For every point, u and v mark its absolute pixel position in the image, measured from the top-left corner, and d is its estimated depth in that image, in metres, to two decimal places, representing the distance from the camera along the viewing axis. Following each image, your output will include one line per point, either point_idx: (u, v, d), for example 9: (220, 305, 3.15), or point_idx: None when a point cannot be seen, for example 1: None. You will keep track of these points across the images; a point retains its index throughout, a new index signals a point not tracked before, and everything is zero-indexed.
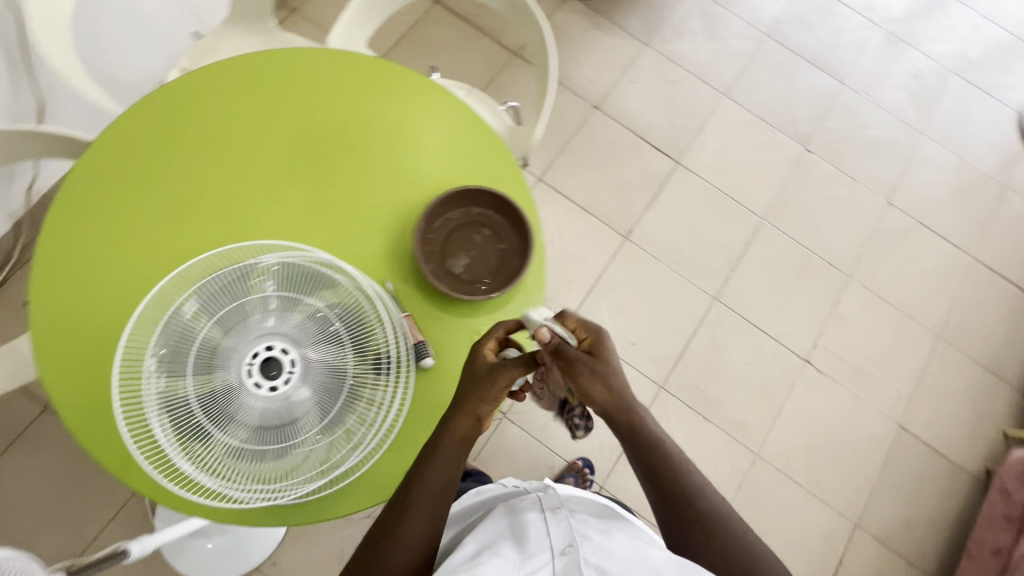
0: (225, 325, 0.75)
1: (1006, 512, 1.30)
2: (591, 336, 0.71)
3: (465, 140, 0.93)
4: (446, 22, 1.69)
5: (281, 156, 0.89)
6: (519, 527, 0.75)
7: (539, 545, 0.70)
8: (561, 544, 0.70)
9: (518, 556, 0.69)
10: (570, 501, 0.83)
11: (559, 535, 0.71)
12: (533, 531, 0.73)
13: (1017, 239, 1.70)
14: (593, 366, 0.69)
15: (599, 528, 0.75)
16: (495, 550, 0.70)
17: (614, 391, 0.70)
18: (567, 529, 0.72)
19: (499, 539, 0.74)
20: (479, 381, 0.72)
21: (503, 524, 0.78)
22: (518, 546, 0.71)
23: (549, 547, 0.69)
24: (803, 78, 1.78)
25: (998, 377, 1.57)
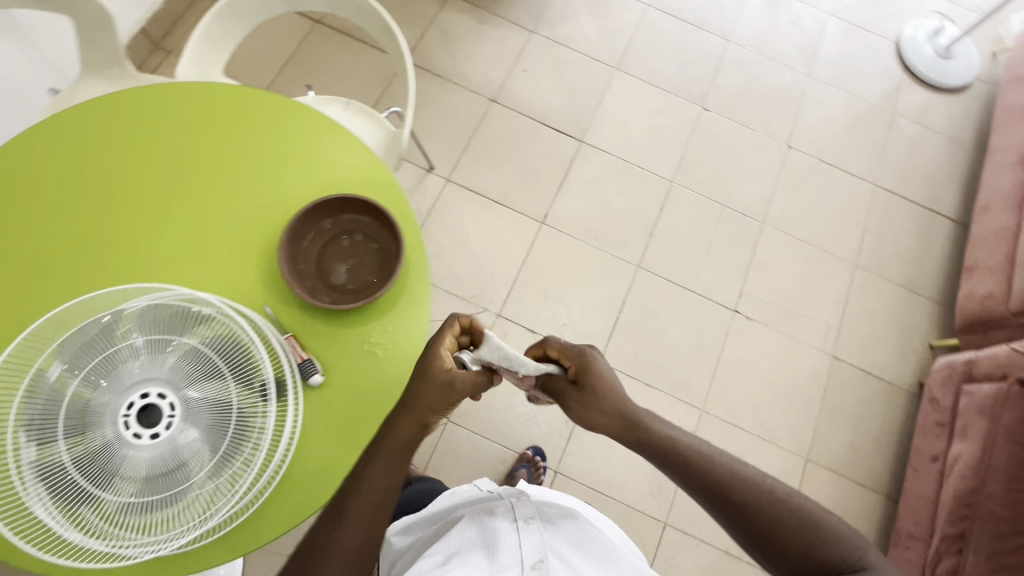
0: (92, 381, 0.71)
1: (938, 418, 1.35)
2: (577, 363, 0.76)
3: (328, 149, 0.91)
4: (328, 40, 1.67)
5: (138, 198, 0.85)
6: (491, 535, 0.70)
7: (510, 557, 0.66)
8: (532, 559, 0.66)
9: (490, 566, 0.65)
10: (545, 501, 0.79)
11: (529, 549, 0.67)
12: (504, 541, 0.69)
13: (914, 160, 1.78)
14: (586, 392, 0.75)
15: (571, 538, 0.71)
16: (467, 559, 0.66)
17: (614, 408, 0.75)
18: (538, 543, 0.68)
19: (471, 546, 0.69)
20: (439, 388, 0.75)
21: (475, 526, 0.73)
22: (490, 556, 0.67)
23: (519, 562, 0.65)
24: (689, 41, 1.83)
25: (918, 296, 1.63)
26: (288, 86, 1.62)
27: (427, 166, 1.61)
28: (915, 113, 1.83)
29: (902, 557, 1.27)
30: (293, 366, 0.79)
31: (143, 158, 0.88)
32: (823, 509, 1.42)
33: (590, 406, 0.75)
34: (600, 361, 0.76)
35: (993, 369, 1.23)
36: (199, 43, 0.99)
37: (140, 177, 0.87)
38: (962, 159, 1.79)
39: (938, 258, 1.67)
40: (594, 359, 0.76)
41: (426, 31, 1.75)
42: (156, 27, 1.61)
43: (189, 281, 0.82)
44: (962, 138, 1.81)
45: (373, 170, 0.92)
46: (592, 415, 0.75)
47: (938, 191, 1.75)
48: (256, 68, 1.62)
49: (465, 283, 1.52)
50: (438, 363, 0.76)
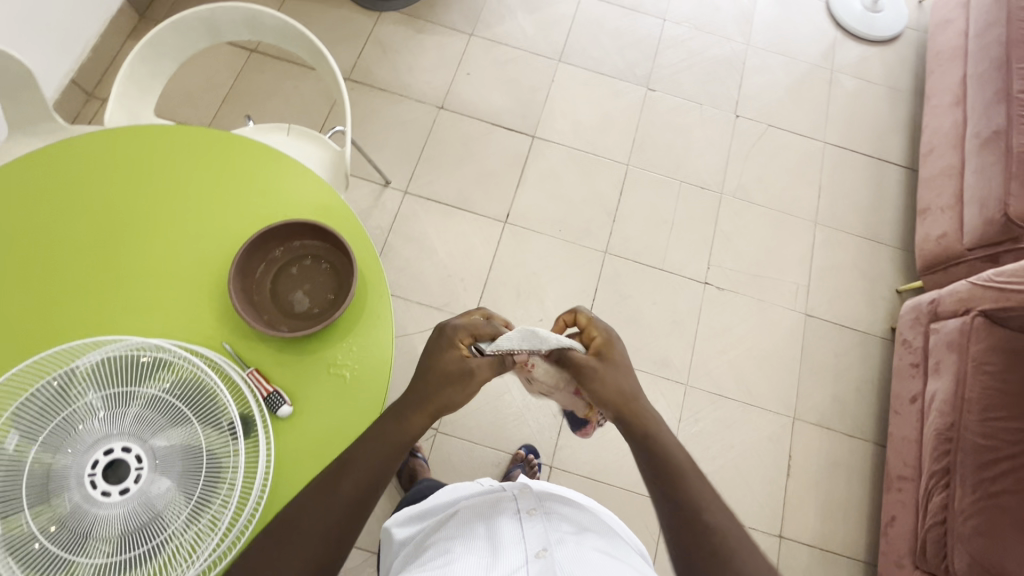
0: (51, 446, 0.68)
1: (912, 360, 1.37)
2: (603, 338, 0.76)
3: (269, 178, 0.90)
4: (266, 67, 1.65)
5: (80, 253, 0.83)
6: (494, 526, 0.67)
7: (513, 546, 0.63)
8: (535, 548, 0.63)
9: (491, 554, 0.62)
10: (549, 494, 0.76)
11: (533, 539, 0.64)
12: (507, 531, 0.65)
13: (858, 113, 1.82)
14: (606, 366, 0.73)
15: (575, 529, 0.68)
16: (469, 548, 0.63)
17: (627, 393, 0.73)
18: (542, 533, 0.65)
19: (473, 536, 0.66)
20: (455, 378, 0.72)
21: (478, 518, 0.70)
22: (492, 545, 0.63)
23: (523, 551, 0.62)
24: (627, 25, 1.85)
25: (880, 245, 1.66)
26: (231, 118, 1.60)
27: (383, 181, 1.60)
28: (853, 68, 1.88)
29: (896, 500, 1.29)
30: (260, 401, 0.78)
31: (81, 211, 0.85)
32: (816, 465, 1.44)
33: (604, 379, 0.73)
34: (619, 351, 0.76)
35: (956, 305, 1.27)
36: (124, 87, 0.97)
37: (80, 231, 0.84)
38: (904, 106, 1.84)
39: (894, 205, 1.71)
40: (618, 345, 0.76)
41: (365, 47, 1.75)
42: (87, 76, 1.58)
43: (143, 329, 0.81)
44: (901, 86, 1.86)
45: (318, 191, 0.90)
46: (602, 390, 0.72)
47: (886, 140, 1.79)
48: (195, 104, 1.60)
49: (436, 292, 1.51)
50: (455, 354, 0.73)
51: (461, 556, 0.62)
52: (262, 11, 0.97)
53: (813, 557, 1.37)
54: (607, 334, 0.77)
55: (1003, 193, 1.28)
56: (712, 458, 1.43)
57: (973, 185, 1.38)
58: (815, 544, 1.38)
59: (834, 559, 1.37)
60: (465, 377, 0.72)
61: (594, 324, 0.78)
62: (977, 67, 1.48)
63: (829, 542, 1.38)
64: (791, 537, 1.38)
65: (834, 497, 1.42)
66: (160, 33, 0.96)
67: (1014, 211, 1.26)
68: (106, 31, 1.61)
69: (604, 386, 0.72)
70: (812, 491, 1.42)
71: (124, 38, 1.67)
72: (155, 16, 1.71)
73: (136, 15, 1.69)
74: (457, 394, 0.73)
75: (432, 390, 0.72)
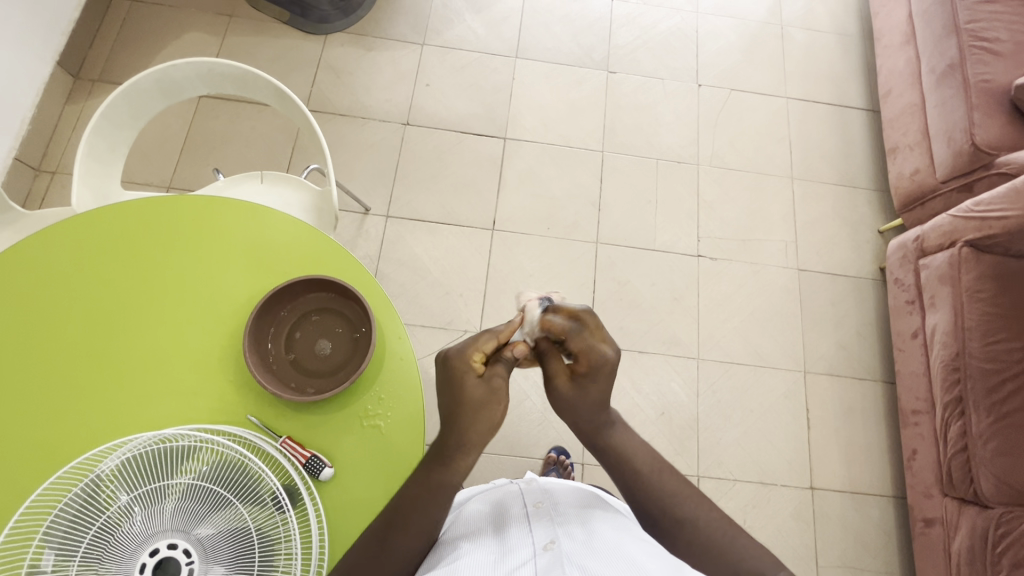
0: (92, 558, 0.64)
1: (907, 298, 1.41)
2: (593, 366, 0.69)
3: (257, 234, 0.87)
4: (219, 111, 1.59)
5: (81, 353, 0.79)
6: (501, 530, 0.66)
7: (521, 543, 0.62)
8: (544, 540, 0.62)
9: (501, 551, 0.62)
10: (559, 490, 0.75)
11: (541, 533, 0.63)
12: (515, 531, 0.65)
13: (813, 64, 1.85)
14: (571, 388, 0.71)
15: (581, 518, 0.67)
16: (476, 548, 0.63)
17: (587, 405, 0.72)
18: (550, 527, 0.64)
19: (481, 538, 0.66)
20: (487, 403, 0.67)
21: (487, 522, 0.70)
22: (500, 544, 0.63)
23: (532, 544, 0.62)
24: (576, 10, 1.83)
25: (856, 189, 1.71)
26: (194, 170, 1.53)
27: (362, 209, 1.56)
28: (801, 20, 1.91)
29: (915, 434, 1.34)
30: (300, 468, 0.76)
31: (71, 310, 0.81)
32: (834, 413, 1.49)
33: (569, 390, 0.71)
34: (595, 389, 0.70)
35: (942, 238, 1.31)
36: (85, 166, 0.92)
37: (74, 330, 0.80)
38: (854, 49, 1.88)
39: (862, 148, 1.75)
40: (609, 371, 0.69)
41: (317, 74, 1.69)
42: (30, 152, 1.51)
43: (164, 417, 0.78)
44: (850, 31, 1.90)
45: (313, 240, 0.87)
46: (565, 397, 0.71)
47: (845, 86, 1.83)
48: (153, 163, 1.53)
49: (437, 311, 1.49)
50: (474, 379, 0.67)
51: (467, 555, 0.62)
52: (218, 63, 0.93)
53: (845, 501, 1.42)
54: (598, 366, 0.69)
55: (968, 125, 1.32)
56: (737, 425, 1.45)
57: (936, 120, 1.42)
58: (845, 489, 1.43)
59: (864, 499, 1.42)
60: (494, 400, 0.67)
61: (590, 352, 0.69)
62: (921, 5, 1.51)
63: (858, 484, 1.43)
64: (822, 486, 1.42)
65: (856, 440, 1.47)
66: (113, 103, 0.91)
67: (981, 140, 1.31)
68: (42, 101, 1.53)
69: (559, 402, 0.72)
70: (834, 439, 1.46)
71: (61, 105, 1.59)
72: (90, 75, 1.63)
73: (69, 78, 1.60)
74: (496, 412, 0.68)
75: (476, 427, 0.67)
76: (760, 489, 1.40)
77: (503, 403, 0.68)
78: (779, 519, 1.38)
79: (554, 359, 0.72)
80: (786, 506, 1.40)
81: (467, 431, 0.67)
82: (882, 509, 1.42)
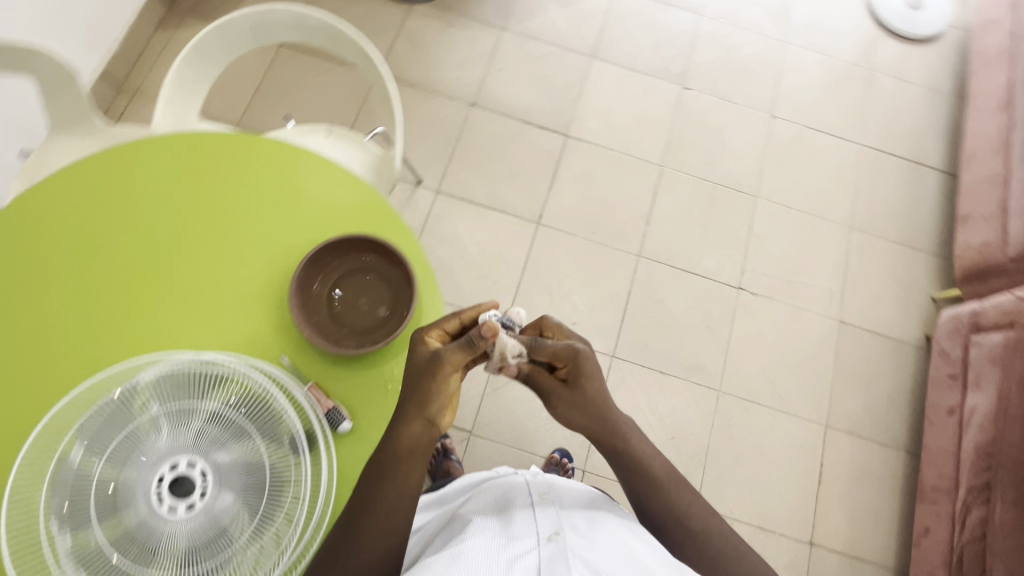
0: (117, 462, 0.69)
1: (950, 371, 1.36)
2: (569, 363, 0.75)
3: (316, 183, 0.89)
4: (297, 62, 1.63)
5: (136, 267, 0.83)
6: (505, 518, 0.67)
7: (525, 531, 0.63)
8: (548, 531, 0.62)
9: (505, 537, 0.62)
10: (564, 485, 0.76)
11: (546, 522, 0.64)
12: (520, 519, 0.66)
13: (895, 114, 1.78)
14: (571, 393, 0.75)
15: (587, 516, 0.67)
16: (480, 530, 0.64)
17: (595, 416, 0.75)
18: (554, 517, 0.65)
19: (486, 520, 0.67)
20: (426, 373, 0.71)
21: (491, 507, 0.71)
22: (504, 529, 0.64)
23: (535, 534, 0.62)
24: (661, 20, 1.81)
25: (915, 250, 1.64)
26: (262, 114, 1.58)
27: (415, 180, 1.58)
28: (892, 68, 1.84)
29: (930, 511, 1.30)
30: (321, 416, 0.78)
31: (135, 224, 0.85)
32: (848, 473, 1.44)
33: (567, 406, 0.75)
34: (591, 373, 0.75)
35: (1000, 317, 1.25)
36: (171, 92, 0.96)
37: (132, 240, 0.84)
38: (941, 106, 1.80)
39: (930, 210, 1.69)
40: (587, 370, 0.74)
41: (395, 41, 1.71)
42: (116, 69, 1.57)
43: (204, 342, 0.81)
44: (941, 88, 1.82)
45: (369, 199, 0.89)
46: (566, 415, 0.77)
47: (924, 143, 1.76)
48: (226, 99, 1.58)
49: (468, 293, 1.50)
50: (422, 351, 0.72)
51: (472, 536, 0.63)
52: (312, 14, 0.96)
53: (843, 563, 1.38)
54: (577, 360, 0.75)
55: None
56: (746, 464, 1.43)
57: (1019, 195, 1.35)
58: (845, 551, 1.39)
59: (863, 566, 1.38)
60: (434, 374, 0.71)
61: (562, 352, 0.75)
62: None
63: (859, 549, 1.39)
64: (821, 543, 1.38)
65: (864, 505, 1.42)
66: (207, 36, 0.94)
67: None
68: (136, 23, 1.59)
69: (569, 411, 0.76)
70: (843, 500, 1.42)
71: (152, 30, 1.65)
72: (184, 6, 1.69)
73: (164, 6, 1.67)
74: (439, 386, 0.71)
75: (418, 393, 0.71)
76: (757, 533, 1.37)
77: (447, 375, 0.71)
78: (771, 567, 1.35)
79: (540, 378, 0.76)
80: (781, 555, 1.36)
81: (408, 398, 0.71)
82: None
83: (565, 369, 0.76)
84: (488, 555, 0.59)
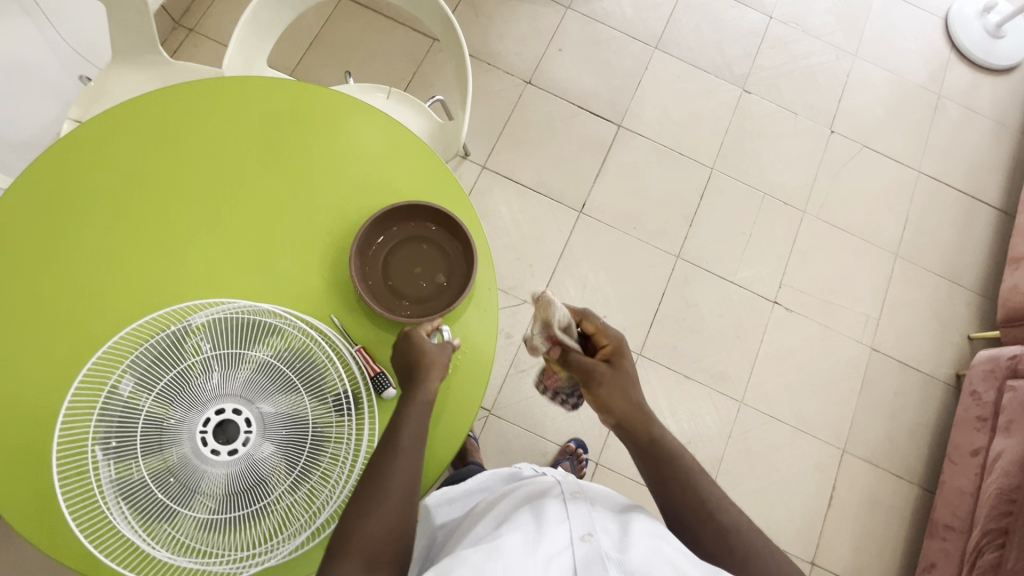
0: (165, 399, 0.69)
1: (980, 413, 1.35)
2: (614, 345, 0.79)
3: (380, 145, 0.88)
4: (356, 17, 1.60)
5: (197, 207, 0.82)
6: (536, 506, 0.67)
7: (558, 524, 0.63)
8: (580, 531, 0.62)
9: (538, 531, 0.61)
10: (593, 490, 0.75)
11: (578, 521, 0.64)
12: (552, 512, 0.65)
13: (958, 144, 1.73)
14: (614, 372, 0.77)
15: (618, 518, 0.67)
16: (514, 523, 0.63)
17: (631, 398, 0.76)
18: (587, 518, 0.65)
19: (517, 514, 0.66)
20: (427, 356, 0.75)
21: (521, 501, 0.70)
22: (536, 521, 0.63)
23: (568, 532, 0.62)
24: (730, 17, 1.75)
25: (958, 286, 1.61)
26: (316, 67, 1.55)
27: (461, 152, 1.56)
28: (961, 95, 1.77)
29: (938, 548, 1.30)
30: (367, 380, 0.78)
31: (198, 163, 0.84)
32: (858, 499, 1.44)
33: (607, 383, 0.76)
34: (627, 357, 0.79)
35: None
36: (245, 36, 0.95)
37: (194, 179, 0.83)
38: (1006, 142, 1.74)
39: (979, 247, 1.65)
40: (626, 349, 0.79)
41: (456, 7, 1.67)
42: (176, 4, 1.55)
43: (258, 292, 0.81)
44: (1009, 123, 1.76)
45: (433, 167, 0.88)
46: (606, 396, 0.76)
47: (983, 178, 1.71)
48: (282, 48, 1.56)
49: (502, 273, 1.49)
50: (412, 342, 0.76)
51: (507, 531, 0.62)
52: None
53: None
54: (617, 340, 0.80)
55: None
56: (758, 477, 1.43)
57: None
58: (845, 575, 1.39)
59: None
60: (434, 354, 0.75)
61: (603, 330, 0.80)
62: None
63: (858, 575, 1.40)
64: (823, 564, 1.39)
65: (869, 532, 1.42)
66: None
67: None
68: None
69: (610, 392, 0.76)
70: (849, 525, 1.42)
71: None
72: None
73: None
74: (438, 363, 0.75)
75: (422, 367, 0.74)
76: None
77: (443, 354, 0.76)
78: None
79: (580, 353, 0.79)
80: None
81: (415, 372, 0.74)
82: None
83: (607, 350, 0.80)
84: (523, 550, 0.58)
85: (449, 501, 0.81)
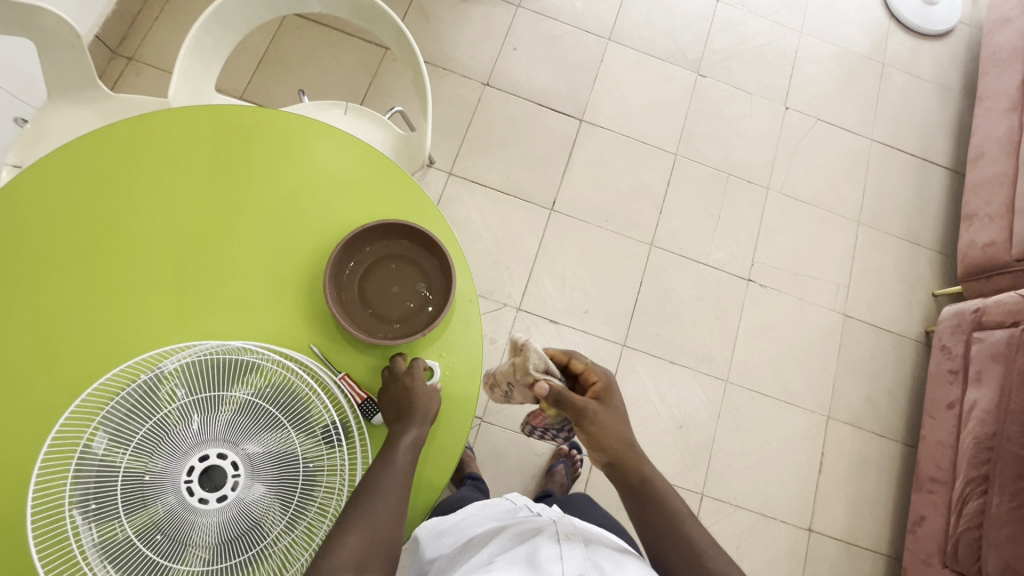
0: (143, 452, 0.65)
1: (951, 367, 1.40)
2: (603, 383, 0.79)
3: (344, 165, 0.85)
4: (304, 32, 1.56)
5: (158, 245, 0.79)
6: (530, 543, 0.67)
7: (551, 564, 0.62)
8: (573, 571, 0.62)
9: (532, 570, 0.62)
10: (588, 531, 0.74)
11: (571, 561, 0.63)
12: (545, 550, 0.65)
13: (906, 109, 1.79)
14: (605, 410, 0.76)
15: (612, 559, 0.66)
16: (507, 560, 0.64)
17: (621, 437, 0.76)
18: (581, 559, 0.64)
19: (511, 551, 0.66)
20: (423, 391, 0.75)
21: (515, 536, 0.70)
22: (530, 559, 0.63)
23: (561, 571, 0.62)
24: (678, 3, 1.77)
25: (919, 247, 1.67)
26: (267, 86, 1.51)
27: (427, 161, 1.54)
28: (904, 62, 1.84)
29: (926, 501, 1.35)
30: (355, 408, 0.76)
31: (155, 200, 0.80)
32: (847, 463, 1.48)
33: (600, 422, 0.76)
34: (617, 397, 0.79)
35: (1004, 316, 1.28)
36: (188, 62, 0.91)
37: (152, 218, 0.80)
38: (949, 104, 1.81)
39: (935, 207, 1.71)
40: (616, 390, 0.79)
41: (406, 13, 1.65)
42: (111, 33, 1.48)
43: (231, 327, 0.78)
44: (950, 85, 1.83)
45: (400, 183, 0.86)
46: (598, 435, 0.75)
47: (932, 140, 1.77)
48: (229, 70, 1.50)
49: (480, 279, 1.48)
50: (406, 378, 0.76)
51: (501, 566, 0.62)
52: None
53: (840, 549, 1.42)
54: (606, 381, 0.79)
55: None
56: (750, 453, 1.46)
57: None
58: (842, 537, 1.43)
59: (858, 551, 1.43)
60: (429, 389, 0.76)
61: (592, 369, 0.80)
62: None
63: (855, 536, 1.44)
64: (820, 530, 1.43)
65: (860, 493, 1.47)
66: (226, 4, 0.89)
67: None
68: None
69: (602, 429, 0.76)
70: (841, 489, 1.47)
71: None
72: None
73: None
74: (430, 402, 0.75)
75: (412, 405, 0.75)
76: (760, 519, 1.41)
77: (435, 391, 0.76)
78: (772, 552, 1.39)
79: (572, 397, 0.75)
80: (782, 541, 1.40)
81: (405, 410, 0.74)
82: (873, 565, 1.43)
83: (596, 388, 0.79)
84: None
85: (439, 534, 0.83)
